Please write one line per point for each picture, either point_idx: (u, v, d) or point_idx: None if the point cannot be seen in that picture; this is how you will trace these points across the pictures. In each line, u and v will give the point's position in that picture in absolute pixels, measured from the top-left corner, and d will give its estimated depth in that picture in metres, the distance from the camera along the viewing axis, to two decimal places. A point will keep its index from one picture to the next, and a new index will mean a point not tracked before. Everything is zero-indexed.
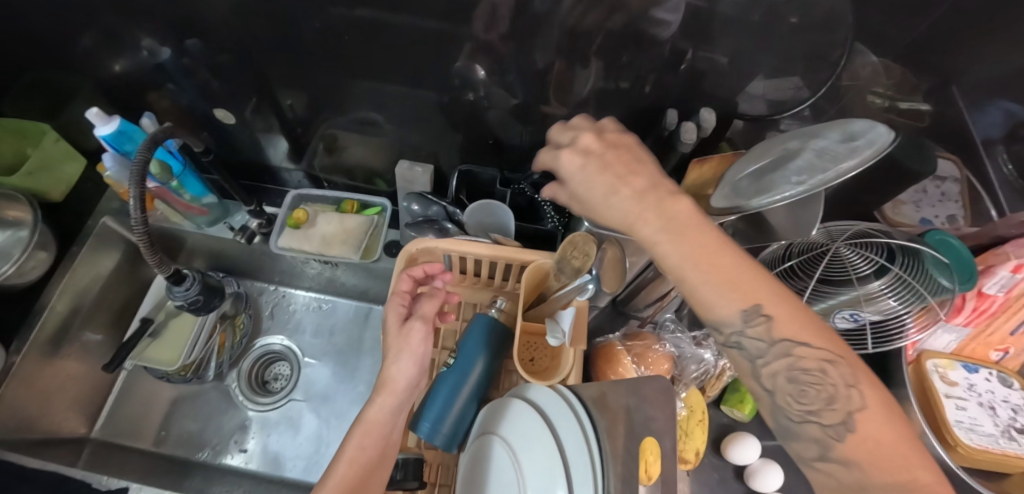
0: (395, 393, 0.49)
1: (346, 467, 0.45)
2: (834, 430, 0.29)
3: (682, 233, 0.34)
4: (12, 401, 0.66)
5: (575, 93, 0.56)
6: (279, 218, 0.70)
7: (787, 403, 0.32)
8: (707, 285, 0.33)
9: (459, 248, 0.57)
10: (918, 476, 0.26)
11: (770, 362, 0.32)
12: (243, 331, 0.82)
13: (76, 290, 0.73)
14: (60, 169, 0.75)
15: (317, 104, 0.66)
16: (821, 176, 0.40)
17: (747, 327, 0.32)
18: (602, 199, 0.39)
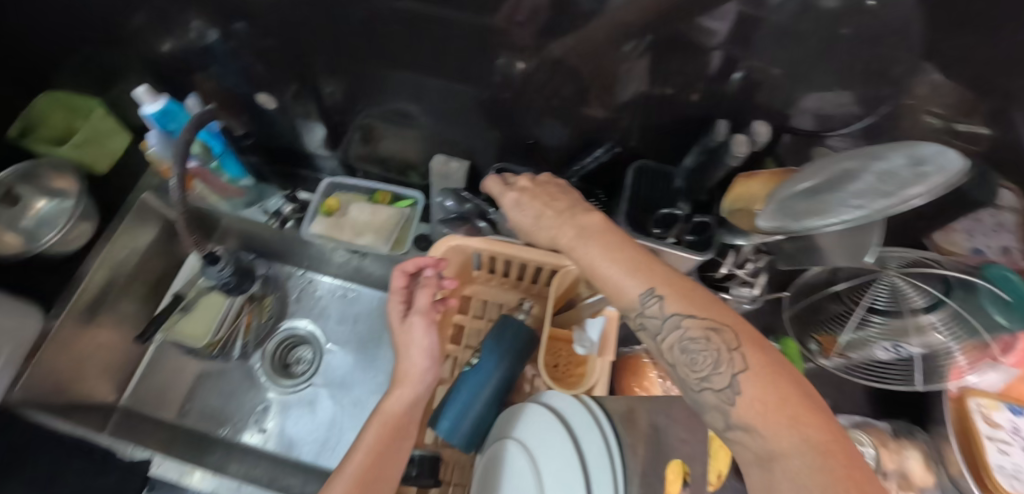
0: (412, 385, 0.50)
1: (362, 456, 0.45)
2: (726, 394, 0.31)
3: (591, 235, 0.40)
4: (48, 366, 0.68)
5: (619, 94, 0.54)
6: (312, 204, 0.71)
7: (688, 375, 0.34)
8: (611, 275, 0.37)
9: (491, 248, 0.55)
10: (806, 434, 0.27)
11: (667, 339, 0.35)
12: (270, 312, 0.83)
13: (114, 261, 0.75)
14: (108, 143, 0.78)
15: (357, 94, 0.66)
16: (881, 200, 0.38)
17: (645, 307, 0.35)
18: (534, 223, 0.46)
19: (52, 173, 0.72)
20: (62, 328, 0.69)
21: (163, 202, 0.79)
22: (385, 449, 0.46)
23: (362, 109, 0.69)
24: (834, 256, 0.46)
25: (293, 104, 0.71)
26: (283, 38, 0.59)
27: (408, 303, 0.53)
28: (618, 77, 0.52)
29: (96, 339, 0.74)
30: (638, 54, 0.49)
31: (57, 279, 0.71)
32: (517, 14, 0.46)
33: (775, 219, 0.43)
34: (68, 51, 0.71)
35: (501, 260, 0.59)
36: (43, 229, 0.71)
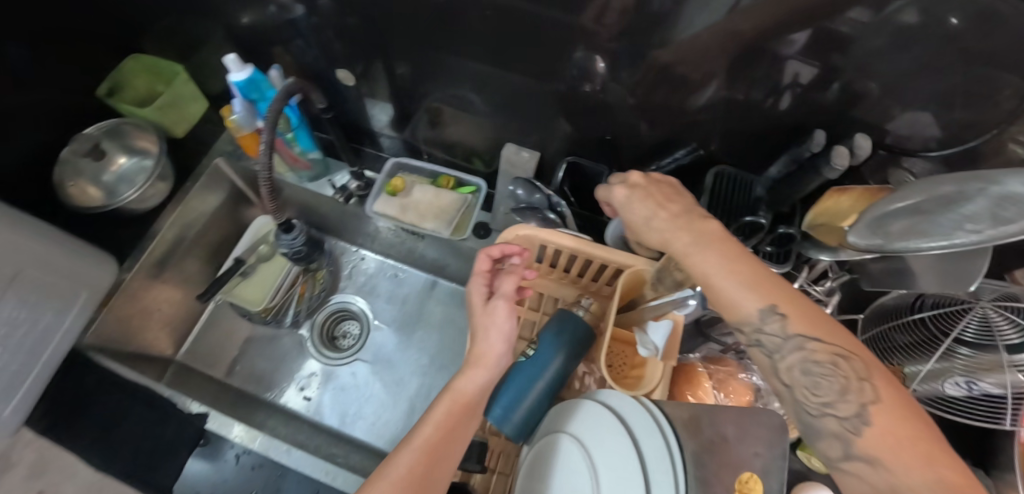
0: (487, 367, 0.49)
1: (431, 430, 0.45)
2: (852, 423, 0.32)
3: (707, 241, 0.39)
4: (117, 316, 0.71)
5: (694, 101, 0.54)
6: (377, 183, 0.72)
7: (806, 398, 0.35)
8: (727, 289, 0.38)
9: (554, 239, 0.55)
10: (942, 474, 0.28)
11: (785, 358, 0.36)
12: (322, 285, 0.84)
13: (183, 222, 0.78)
14: (186, 107, 0.79)
15: (430, 77, 0.66)
16: (996, 228, 0.34)
17: (764, 325, 0.36)
18: (643, 222, 0.45)
19: (135, 131, 0.75)
20: (133, 280, 0.72)
21: (233, 168, 0.81)
22: (455, 429, 0.46)
23: (431, 92, 0.69)
24: (937, 284, 0.43)
25: (364, 83, 0.71)
26: (365, 17, 0.59)
27: (491, 286, 0.53)
28: (705, 80, 0.50)
29: (161, 295, 0.77)
30: (735, 56, 0.46)
31: (130, 234, 0.75)
32: (615, 7, 0.44)
33: (871, 236, 0.41)
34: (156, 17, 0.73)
35: (565, 254, 0.59)
36: (121, 185, 0.74)
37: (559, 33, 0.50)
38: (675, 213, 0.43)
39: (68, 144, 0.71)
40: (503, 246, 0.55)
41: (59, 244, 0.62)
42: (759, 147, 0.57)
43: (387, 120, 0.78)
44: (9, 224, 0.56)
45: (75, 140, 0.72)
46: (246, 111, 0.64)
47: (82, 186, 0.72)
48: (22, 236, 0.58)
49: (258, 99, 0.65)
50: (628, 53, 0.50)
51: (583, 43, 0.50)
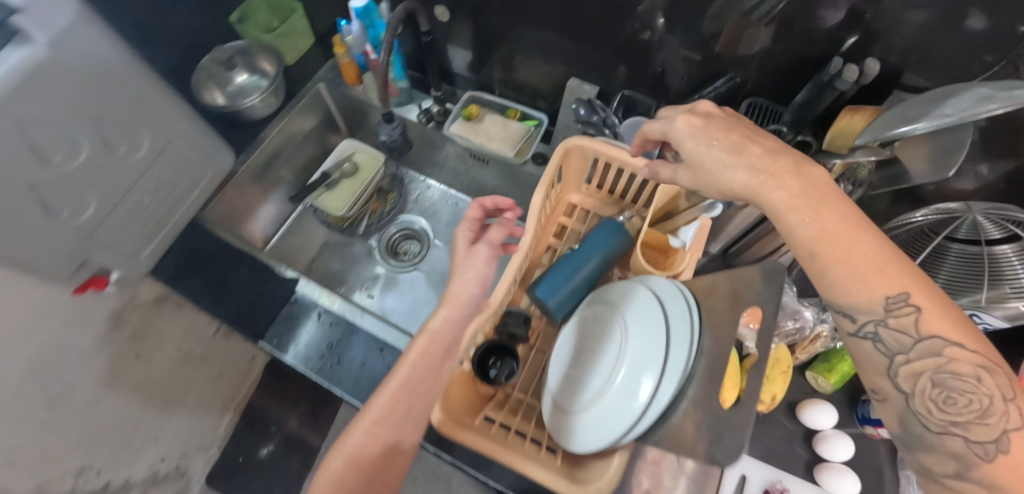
0: (458, 305, 0.60)
1: (408, 369, 0.55)
2: (980, 447, 0.32)
3: (823, 202, 0.39)
4: (228, 200, 0.85)
5: (740, 50, 0.62)
6: (454, 110, 0.85)
7: (921, 408, 0.35)
8: (854, 269, 0.37)
9: (607, 149, 0.64)
10: None
11: (912, 361, 0.36)
12: (392, 204, 0.98)
13: (282, 140, 0.91)
14: (299, 41, 0.93)
15: (510, 25, 0.77)
16: (966, 112, 0.44)
17: (890, 317, 0.36)
18: (725, 161, 0.44)
19: (258, 52, 0.87)
20: (245, 175, 0.86)
21: (332, 95, 0.95)
22: (429, 369, 0.56)
23: (508, 40, 0.80)
24: (925, 178, 0.52)
25: (450, 27, 0.83)
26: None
27: (474, 235, 0.64)
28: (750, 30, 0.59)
29: (261, 195, 0.91)
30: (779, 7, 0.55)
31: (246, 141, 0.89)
32: None
33: (872, 135, 0.50)
34: None
35: (611, 170, 0.68)
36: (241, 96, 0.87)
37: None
38: (755, 153, 0.43)
39: (205, 57, 0.85)
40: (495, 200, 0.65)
41: (200, 128, 0.77)
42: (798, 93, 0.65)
43: (466, 64, 0.90)
44: (171, 105, 0.71)
45: (210, 55, 0.85)
46: (360, 32, 0.77)
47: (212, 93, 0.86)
48: (175, 117, 0.72)
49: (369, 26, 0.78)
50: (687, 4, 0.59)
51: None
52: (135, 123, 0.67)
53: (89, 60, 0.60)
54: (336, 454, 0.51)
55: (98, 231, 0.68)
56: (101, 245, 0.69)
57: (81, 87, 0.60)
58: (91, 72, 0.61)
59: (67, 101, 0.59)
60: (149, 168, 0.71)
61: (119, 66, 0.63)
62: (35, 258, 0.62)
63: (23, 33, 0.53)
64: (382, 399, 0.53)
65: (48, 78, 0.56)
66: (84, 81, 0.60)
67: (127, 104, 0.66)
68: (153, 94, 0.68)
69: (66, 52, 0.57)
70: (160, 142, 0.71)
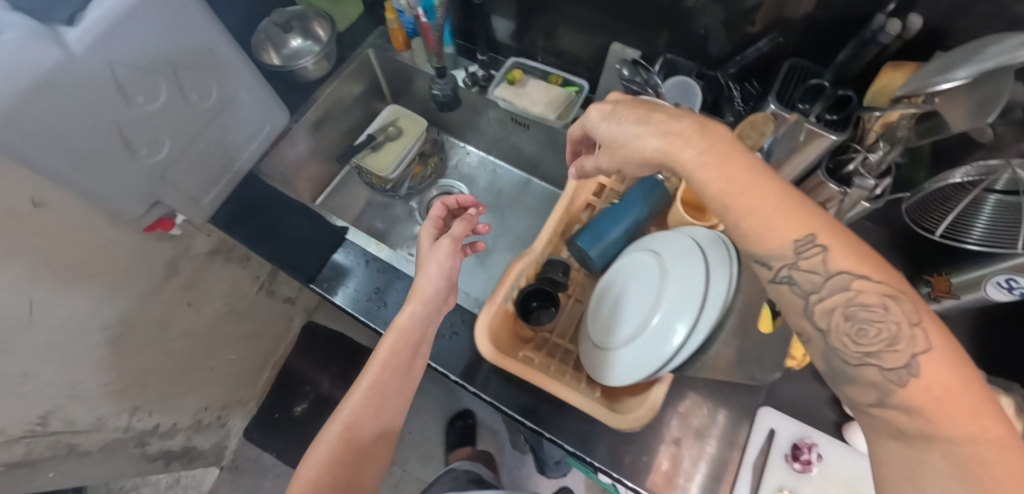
0: (421, 302, 0.67)
1: (379, 368, 0.63)
2: (894, 374, 0.36)
3: (727, 161, 0.42)
4: (281, 157, 0.90)
5: (780, 14, 0.64)
6: (497, 75, 0.88)
7: (842, 342, 0.39)
8: (762, 218, 0.40)
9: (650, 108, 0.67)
10: (985, 423, 0.33)
11: (825, 299, 0.39)
12: (433, 168, 1.03)
13: (330, 104, 0.95)
14: (349, 9, 0.97)
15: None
16: (1000, 60, 0.46)
17: (802, 259, 0.39)
18: (635, 136, 0.48)
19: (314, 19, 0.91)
20: (298, 133, 0.91)
21: (380, 61, 1.00)
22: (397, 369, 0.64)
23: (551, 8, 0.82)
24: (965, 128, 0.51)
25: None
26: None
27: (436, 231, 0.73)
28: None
29: (310, 155, 0.96)
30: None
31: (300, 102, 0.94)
32: None
33: (908, 86, 0.53)
34: None
35: None
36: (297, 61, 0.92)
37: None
38: (660, 120, 0.47)
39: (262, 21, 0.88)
40: (457, 198, 0.76)
41: (261, 83, 0.81)
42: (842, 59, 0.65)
43: (509, 34, 0.93)
44: (239, 59, 0.77)
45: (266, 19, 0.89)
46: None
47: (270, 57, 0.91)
48: (243, 69, 0.77)
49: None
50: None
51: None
52: (208, 74, 0.73)
53: (173, 10, 0.65)
54: (323, 449, 0.59)
55: (169, 172, 0.73)
56: (172, 185, 0.74)
57: (166, 36, 0.65)
58: (175, 23, 0.66)
59: (153, 48, 0.65)
60: (216, 117, 0.76)
61: (198, 19, 0.68)
62: (115, 192, 0.67)
63: None
64: (355, 399, 0.62)
65: (137, 25, 0.62)
66: (169, 31, 0.65)
67: (202, 56, 0.71)
68: (225, 48, 0.73)
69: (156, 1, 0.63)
70: (228, 94, 0.77)
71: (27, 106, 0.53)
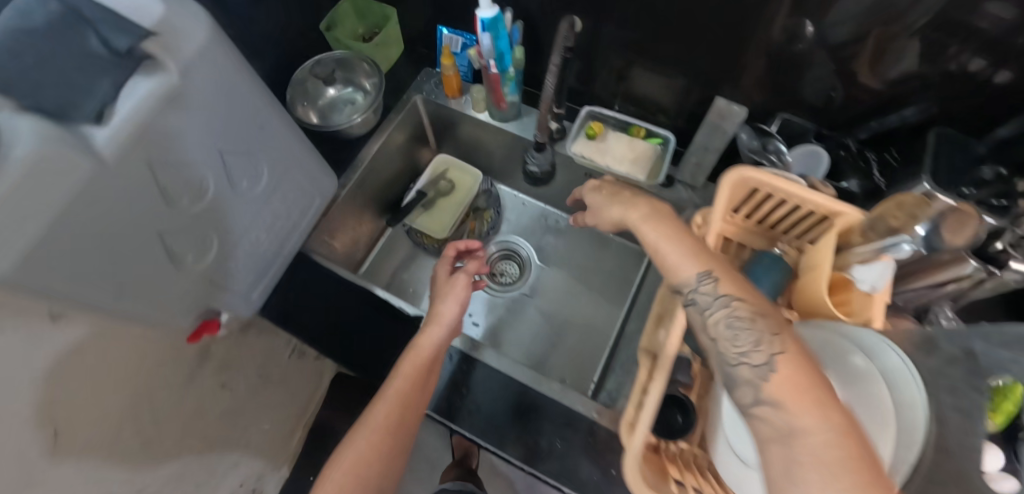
0: (442, 325, 0.66)
1: (400, 384, 0.61)
2: (762, 370, 0.38)
3: (652, 217, 0.52)
4: (328, 226, 0.80)
5: (886, 69, 0.59)
6: (573, 127, 0.79)
7: (726, 348, 0.42)
8: (677, 259, 0.47)
9: (770, 180, 0.60)
10: (829, 415, 0.35)
11: (711, 315, 0.43)
12: (490, 223, 0.92)
13: (376, 161, 0.85)
14: (390, 51, 0.86)
15: (627, 36, 0.73)
16: None
17: (700, 287, 0.44)
18: (600, 207, 0.62)
19: (358, 65, 0.81)
20: (346, 197, 0.81)
21: (426, 107, 0.88)
22: (416, 384, 0.62)
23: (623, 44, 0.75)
24: None
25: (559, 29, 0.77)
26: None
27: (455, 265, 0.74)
28: (901, 44, 0.56)
29: (355, 218, 0.86)
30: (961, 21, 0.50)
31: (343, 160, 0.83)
32: None
33: None
34: None
35: (773, 200, 0.64)
36: (333, 112, 0.81)
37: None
38: (626, 195, 0.59)
39: (299, 68, 0.77)
40: (466, 243, 0.77)
41: (310, 153, 0.69)
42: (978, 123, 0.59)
43: (572, 72, 0.84)
44: (290, 131, 0.65)
45: (302, 67, 0.77)
46: (491, 45, 0.68)
47: (307, 111, 0.80)
48: (292, 141, 0.65)
49: (494, 40, 0.69)
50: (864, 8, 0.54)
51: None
52: (261, 156, 0.61)
53: (218, 86, 0.53)
54: (343, 460, 0.58)
55: (215, 276, 0.62)
56: (218, 286, 0.63)
57: (213, 118, 0.53)
58: (222, 101, 0.54)
59: (200, 137, 0.53)
60: (268, 203, 0.64)
61: (245, 92, 0.56)
62: (149, 308, 0.55)
63: (155, 59, 0.47)
64: (379, 414, 0.60)
65: (180, 112, 0.50)
66: (215, 111, 0.53)
67: (254, 137, 0.59)
68: (275, 123, 0.62)
69: (200, 79, 0.51)
70: (282, 175, 0.65)
71: (55, 234, 0.41)
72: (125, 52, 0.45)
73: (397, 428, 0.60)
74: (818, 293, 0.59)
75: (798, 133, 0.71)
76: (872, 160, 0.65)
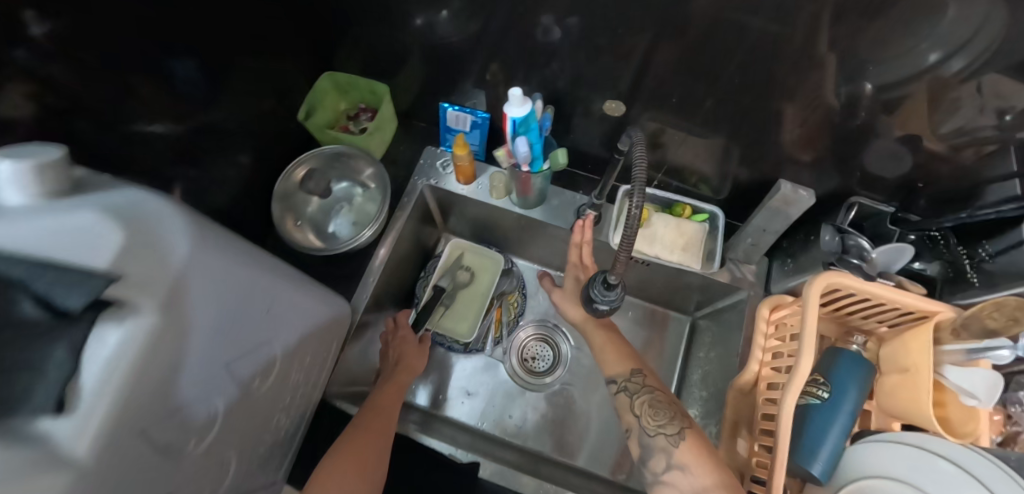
0: (412, 370, 0.70)
1: (376, 410, 0.62)
2: (672, 439, 0.54)
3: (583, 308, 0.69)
4: (346, 356, 0.68)
5: (947, 131, 0.54)
6: (613, 212, 0.72)
7: (647, 423, 0.57)
8: (608, 352, 0.65)
9: (850, 281, 0.56)
10: (719, 474, 0.51)
11: (633, 398, 0.60)
12: (516, 310, 0.83)
13: (388, 265, 0.74)
14: (385, 129, 0.75)
15: (651, 103, 0.65)
16: None
17: (629, 378, 0.61)
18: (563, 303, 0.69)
19: (352, 159, 0.72)
20: (361, 317, 0.70)
21: (434, 194, 0.77)
22: (394, 398, 0.65)
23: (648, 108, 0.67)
24: None
25: (574, 92, 0.68)
26: (613, 34, 0.56)
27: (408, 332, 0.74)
28: (953, 96, 0.49)
29: (369, 332, 0.75)
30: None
31: (346, 269, 0.71)
32: (894, 53, 0.46)
33: None
34: (347, 27, 0.70)
35: (855, 298, 0.60)
36: (331, 217, 0.71)
37: (867, 61, 0.48)
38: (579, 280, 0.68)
39: (284, 177, 0.67)
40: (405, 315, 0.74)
41: (314, 300, 0.57)
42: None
43: (595, 137, 0.75)
44: (292, 291, 0.52)
45: (287, 173, 0.68)
46: (528, 149, 0.59)
47: (302, 226, 0.69)
48: (302, 295, 0.54)
49: (527, 138, 0.60)
50: (927, 82, 0.49)
51: (874, 71, 0.49)
52: (269, 339, 0.48)
53: (209, 291, 0.39)
54: (323, 474, 0.53)
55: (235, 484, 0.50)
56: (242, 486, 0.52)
57: (210, 332, 0.40)
58: (216, 306, 0.40)
59: (200, 363, 0.39)
60: (290, 375, 0.54)
61: (237, 278, 0.43)
62: None
63: (125, 305, 0.33)
64: (360, 423, 0.59)
65: (173, 352, 0.36)
66: (211, 323, 0.40)
67: (257, 322, 0.46)
68: (275, 292, 0.49)
69: (187, 296, 0.37)
70: (296, 342, 0.53)
71: None
72: (80, 313, 0.30)
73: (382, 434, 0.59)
74: (916, 403, 0.56)
75: (867, 211, 0.66)
76: (959, 249, 0.60)
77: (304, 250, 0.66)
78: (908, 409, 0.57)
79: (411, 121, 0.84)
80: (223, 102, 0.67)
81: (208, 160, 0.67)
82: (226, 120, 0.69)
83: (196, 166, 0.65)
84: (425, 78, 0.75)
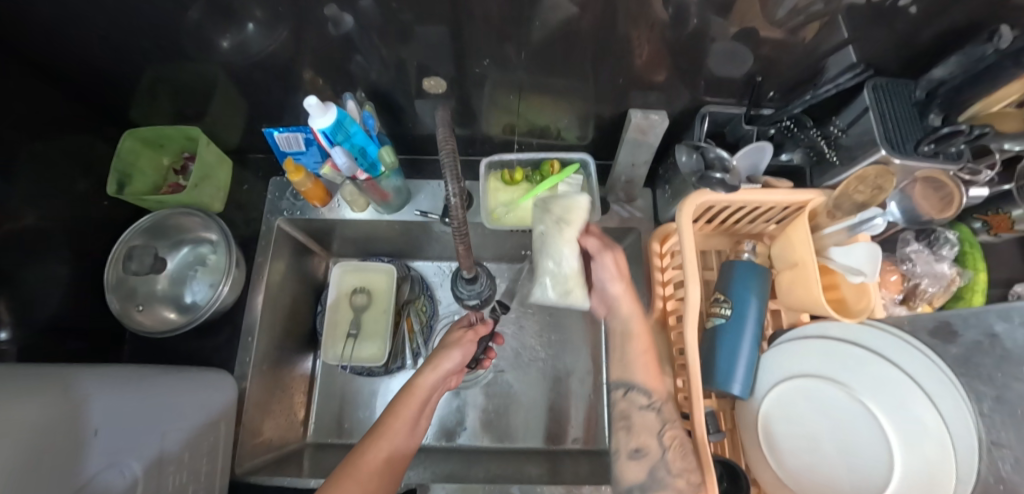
0: (443, 370, 0.59)
1: (395, 422, 0.53)
2: (694, 486, 0.49)
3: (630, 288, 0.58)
4: (250, 426, 0.63)
5: (769, 22, 0.50)
6: (483, 190, 0.70)
7: (672, 459, 0.51)
8: (645, 368, 0.55)
9: (702, 199, 0.54)
10: None
11: (666, 430, 0.53)
12: (427, 313, 0.79)
13: (272, 315, 0.68)
14: (213, 175, 0.68)
15: (480, 72, 0.60)
16: None
17: (663, 405, 0.54)
18: (610, 280, 0.59)
19: (180, 220, 0.65)
20: (254, 381, 0.64)
21: (295, 225, 0.72)
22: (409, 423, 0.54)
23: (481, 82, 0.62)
24: None
25: (400, 78, 0.62)
26: (410, 10, 0.50)
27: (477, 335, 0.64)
28: None
29: (275, 389, 0.69)
30: None
31: (225, 332, 0.65)
32: None
33: None
34: (132, 76, 0.61)
35: (729, 208, 0.58)
36: (187, 288, 0.64)
37: None
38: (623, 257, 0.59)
39: (108, 265, 0.61)
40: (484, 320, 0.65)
41: (171, 369, 0.55)
42: (893, 50, 0.54)
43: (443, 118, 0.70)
44: (139, 369, 0.52)
45: (113, 258, 0.61)
46: (349, 158, 0.56)
47: (153, 307, 0.63)
48: (143, 381, 0.50)
49: (344, 141, 0.55)
50: None
51: None
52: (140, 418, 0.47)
53: (40, 398, 0.39)
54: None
55: None
56: None
57: (57, 447, 0.39)
58: (55, 415, 0.40)
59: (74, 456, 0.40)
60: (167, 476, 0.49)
61: (64, 382, 0.42)
62: None
63: None
64: (409, 409, 0.55)
65: None
66: (60, 419, 0.40)
67: (111, 404, 0.45)
68: (114, 372, 0.48)
69: (17, 421, 0.36)
70: (177, 417, 0.51)
71: None
72: None
73: (420, 406, 0.56)
74: (809, 294, 0.55)
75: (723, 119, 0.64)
76: (814, 131, 0.59)
77: (159, 335, 0.59)
78: (807, 301, 0.56)
79: (249, 154, 0.77)
80: (27, 201, 0.57)
81: (28, 270, 0.57)
82: (38, 218, 0.58)
83: (15, 283, 0.55)
84: (245, 109, 0.68)
